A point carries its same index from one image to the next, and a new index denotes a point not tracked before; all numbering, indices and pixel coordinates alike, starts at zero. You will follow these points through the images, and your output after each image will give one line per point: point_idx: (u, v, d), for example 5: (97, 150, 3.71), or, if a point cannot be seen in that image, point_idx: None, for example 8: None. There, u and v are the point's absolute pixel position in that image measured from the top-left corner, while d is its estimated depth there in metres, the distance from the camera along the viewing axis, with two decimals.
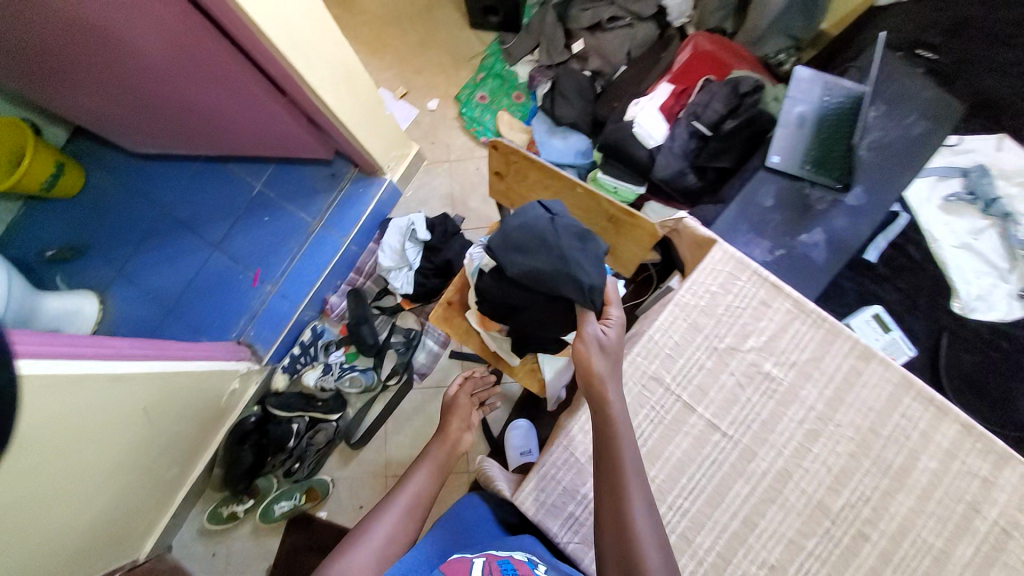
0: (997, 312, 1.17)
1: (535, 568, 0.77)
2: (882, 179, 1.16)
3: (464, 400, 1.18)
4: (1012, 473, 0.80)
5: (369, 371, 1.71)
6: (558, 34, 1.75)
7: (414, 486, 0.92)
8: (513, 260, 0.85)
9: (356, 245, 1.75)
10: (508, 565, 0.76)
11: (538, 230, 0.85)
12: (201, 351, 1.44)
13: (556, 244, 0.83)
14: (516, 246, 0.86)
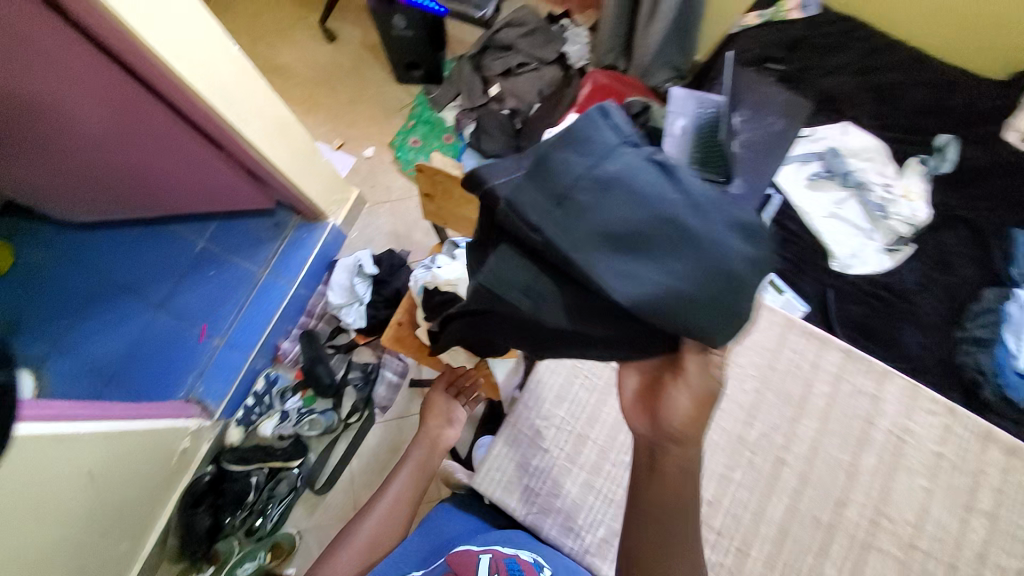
0: (872, 266, 1.29)
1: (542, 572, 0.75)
2: (755, 169, 1.37)
3: (444, 400, 1.22)
4: (892, 386, 0.93)
5: (328, 412, 1.69)
6: (476, 83, 1.97)
7: (398, 485, 1.08)
8: (625, 282, 0.52)
9: (304, 288, 1.79)
10: (513, 563, 0.75)
11: (660, 220, 0.53)
12: (147, 409, 1.40)
13: (697, 249, 0.52)
14: (626, 253, 0.53)
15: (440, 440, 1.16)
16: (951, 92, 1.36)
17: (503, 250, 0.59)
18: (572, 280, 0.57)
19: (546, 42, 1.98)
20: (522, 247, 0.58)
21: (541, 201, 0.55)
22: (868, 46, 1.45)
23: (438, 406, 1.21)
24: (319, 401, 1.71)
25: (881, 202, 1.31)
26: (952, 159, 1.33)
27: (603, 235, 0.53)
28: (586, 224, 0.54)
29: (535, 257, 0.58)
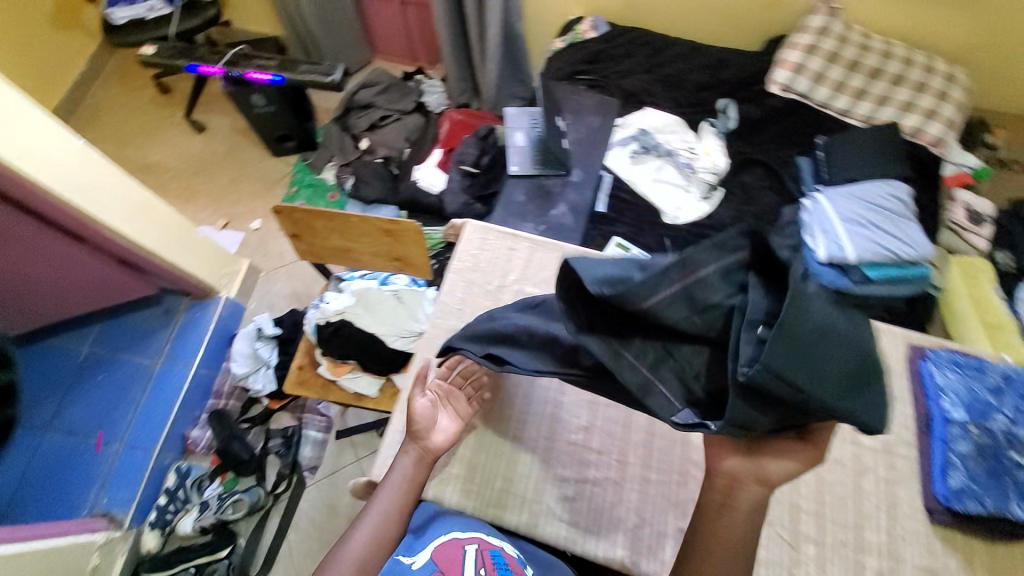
0: (696, 213, 1.50)
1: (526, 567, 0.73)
2: (587, 158, 1.62)
3: (427, 403, 0.82)
4: None
5: (253, 489, 1.58)
6: (347, 139, 2.16)
7: (386, 499, 0.78)
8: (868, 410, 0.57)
9: (206, 368, 1.72)
10: (499, 557, 0.72)
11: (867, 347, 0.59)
12: (45, 530, 1.27)
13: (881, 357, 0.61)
14: (855, 382, 0.58)
15: (431, 446, 0.80)
16: (725, 68, 1.73)
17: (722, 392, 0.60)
18: (773, 401, 0.60)
19: (403, 95, 2.21)
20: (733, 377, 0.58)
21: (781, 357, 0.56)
22: (649, 50, 1.80)
23: (422, 410, 0.81)
24: (243, 479, 1.63)
25: (688, 162, 1.57)
26: (734, 117, 1.65)
27: (844, 374, 0.57)
28: (823, 367, 0.56)
29: (748, 391, 0.59)
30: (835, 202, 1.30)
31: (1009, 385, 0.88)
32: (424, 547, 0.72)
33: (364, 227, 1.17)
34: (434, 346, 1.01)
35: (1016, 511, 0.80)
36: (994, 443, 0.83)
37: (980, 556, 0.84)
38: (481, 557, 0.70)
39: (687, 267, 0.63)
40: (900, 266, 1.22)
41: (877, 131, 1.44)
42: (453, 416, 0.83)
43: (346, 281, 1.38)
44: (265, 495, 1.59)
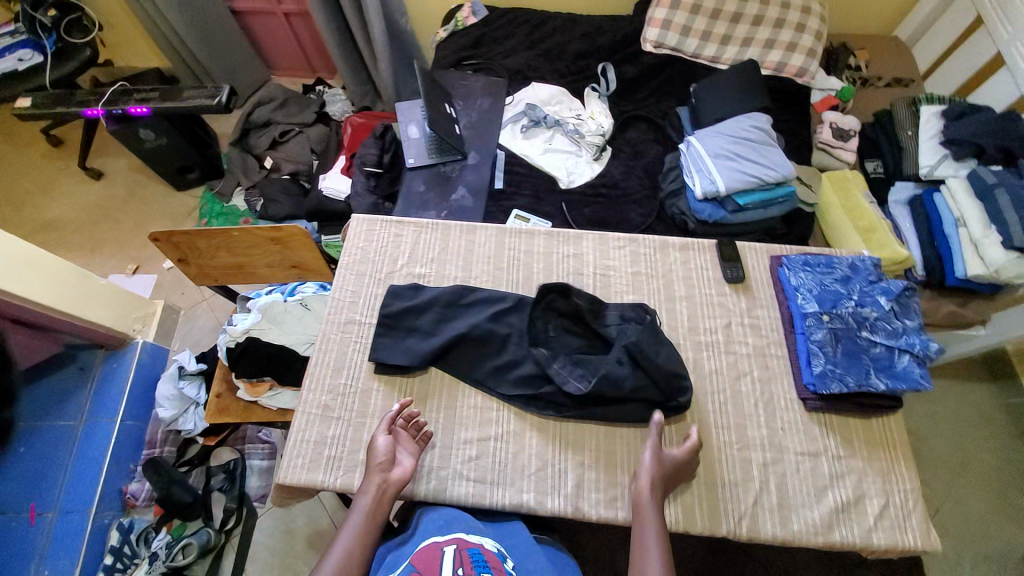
0: (588, 174, 1.57)
1: (504, 562, 0.74)
2: (480, 140, 1.66)
3: (388, 444, 0.84)
4: (591, 241, 1.11)
5: (202, 530, 1.49)
6: (250, 160, 2.12)
7: (341, 545, 0.76)
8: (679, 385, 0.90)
9: (133, 419, 1.63)
10: (478, 554, 0.73)
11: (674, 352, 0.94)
12: None
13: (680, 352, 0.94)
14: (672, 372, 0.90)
15: (391, 483, 0.81)
16: (600, 34, 1.80)
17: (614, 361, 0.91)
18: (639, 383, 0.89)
19: (302, 108, 2.19)
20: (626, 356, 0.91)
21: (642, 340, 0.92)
22: (527, 27, 1.85)
23: (381, 450, 0.83)
24: (191, 523, 1.53)
25: (576, 128, 1.63)
26: (614, 79, 1.71)
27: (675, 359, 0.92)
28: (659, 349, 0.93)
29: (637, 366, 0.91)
30: (705, 142, 1.40)
31: (854, 274, 0.97)
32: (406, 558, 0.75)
33: (251, 238, 1.20)
34: (329, 340, 1.01)
35: (875, 382, 0.87)
36: (846, 326, 0.91)
37: (856, 433, 0.91)
38: (458, 556, 0.71)
39: (597, 309, 0.99)
40: (768, 189, 1.33)
41: (740, 70, 1.53)
42: (412, 451, 0.85)
43: (252, 299, 1.37)
44: (216, 533, 1.51)
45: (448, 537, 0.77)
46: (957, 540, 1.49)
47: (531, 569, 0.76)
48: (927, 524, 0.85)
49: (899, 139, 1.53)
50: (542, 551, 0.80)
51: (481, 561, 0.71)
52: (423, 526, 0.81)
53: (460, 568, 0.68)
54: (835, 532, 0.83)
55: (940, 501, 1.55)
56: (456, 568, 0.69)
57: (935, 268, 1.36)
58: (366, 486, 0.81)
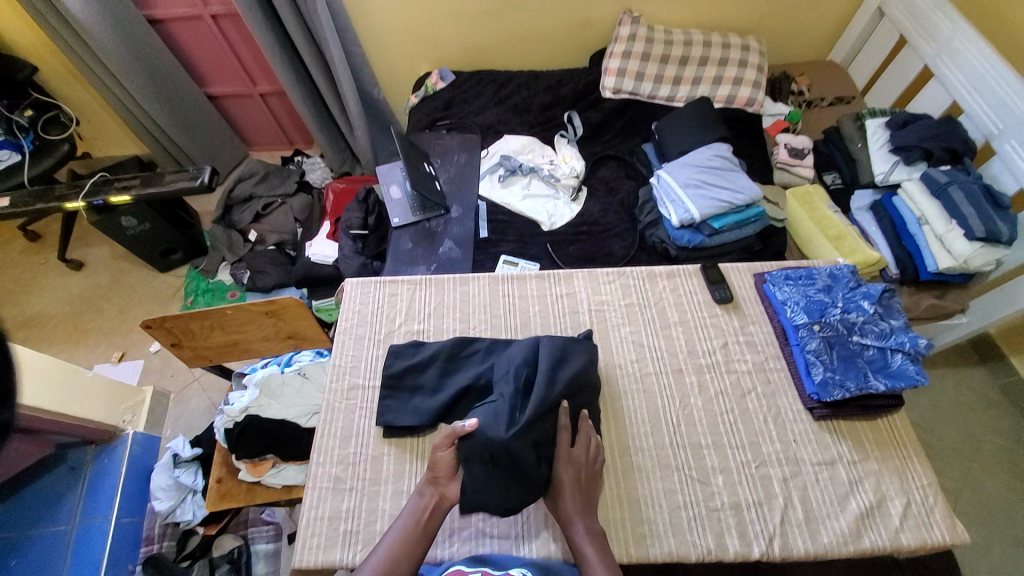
0: (568, 214, 1.63)
1: None
2: (461, 193, 1.73)
3: (453, 457, 0.82)
4: (581, 279, 1.14)
5: None
6: (235, 235, 2.15)
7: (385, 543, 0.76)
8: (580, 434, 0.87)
9: (129, 516, 1.52)
10: None
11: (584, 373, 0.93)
12: None
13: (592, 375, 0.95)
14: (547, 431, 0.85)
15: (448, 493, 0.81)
16: (562, 86, 1.93)
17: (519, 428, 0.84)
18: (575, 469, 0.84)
19: (283, 179, 2.24)
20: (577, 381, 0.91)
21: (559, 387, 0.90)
22: (493, 86, 1.97)
23: (445, 460, 0.81)
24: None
25: (551, 173, 1.71)
26: (580, 125, 1.82)
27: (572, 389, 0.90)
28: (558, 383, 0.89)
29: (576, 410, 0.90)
30: (674, 174, 1.48)
31: (835, 282, 1.02)
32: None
33: (244, 313, 1.19)
34: (335, 409, 1.00)
35: (875, 384, 0.90)
36: (837, 332, 0.95)
37: (865, 435, 0.94)
38: None
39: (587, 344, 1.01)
40: (739, 211, 1.40)
41: (694, 106, 1.66)
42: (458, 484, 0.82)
43: (248, 374, 1.35)
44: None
45: (475, 567, 0.76)
46: (987, 529, 1.49)
47: None
48: (951, 519, 0.87)
49: (850, 151, 1.66)
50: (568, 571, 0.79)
51: None
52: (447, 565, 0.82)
53: None
54: (864, 539, 0.84)
55: (961, 491, 1.55)
56: None
57: (908, 265, 1.43)
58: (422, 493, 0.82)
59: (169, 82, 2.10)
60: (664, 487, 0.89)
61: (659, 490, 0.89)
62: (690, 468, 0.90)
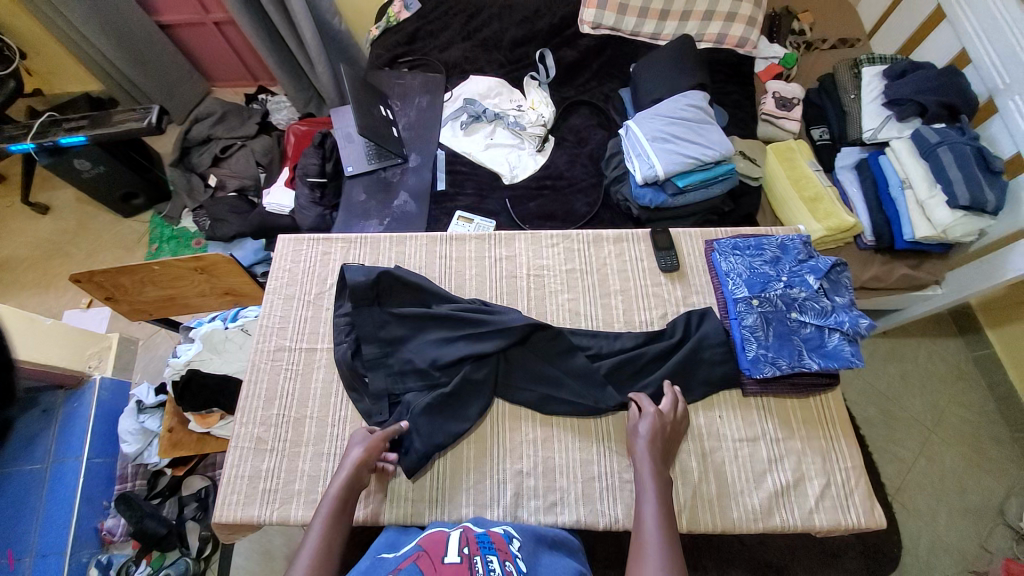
0: (531, 167, 1.53)
1: (510, 540, 0.73)
2: (423, 141, 1.61)
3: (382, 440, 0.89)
4: (520, 244, 1.13)
5: (180, 560, 1.41)
6: (194, 179, 2.05)
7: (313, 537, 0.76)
8: (446, 305, 1.04)
9: (101, 456, 1.51)
10: (484, 537, 0.71)
11: (424, 285, 1.05)
12: None
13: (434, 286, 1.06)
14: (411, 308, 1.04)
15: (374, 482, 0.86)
16: (538, 18, 1.74)
17: (373, 293, 1.02)
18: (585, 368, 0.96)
19: (244, 120, 2.11)
20: (410, 283, 1.04)
21: (400, 288, 1.04)
22: (462, 17, 1.77)
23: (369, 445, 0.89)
24: (170, 554, 1.45)
25: (517, 120, 1.58)
26: (552, 65, 1.66)
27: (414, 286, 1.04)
28: (398, 284, 1.04)
29: (429, 296, 1.05)
30: (642, 125, 1.37)
31: (784, 254, 1.01)
32: (407, 541, 0.78)
33: (174, 270, 1.26)
34: (259, 369, 1.03)
35: (807, 362, 0.91)
36: (776, 309, 0.95)
37: (795, 415, 0.95)
38: (464, 537, 0.70)
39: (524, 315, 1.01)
40: (708, 168, 1.31)
41: (675, 47, 1.49)
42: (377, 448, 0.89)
43: (193, 328, 1.39)
44: (195, 561, 1.44)
45: (456, 525, 0.77)
46: (934, 498, 1.46)
47: (534, 550, 0.75)
48: (869, 501, 0.89)
49: (843, 103, 1.50)
50: (545, 547, 0.78)
51: (487, 543, 0.69)
52: (389, 538, 0.82)
53: (465, 546, 0.68)
54: (776, 517, 0.87)
55: (916, 461, 1.51)
56: (462, 546, 0.68)
57: (885, 232, 1.33)
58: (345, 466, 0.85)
59: (113, 6, 1.91)
60: (581, 458, 0.93)
61: (577, 460, 0.93)
62: (612, 440, 0.94)
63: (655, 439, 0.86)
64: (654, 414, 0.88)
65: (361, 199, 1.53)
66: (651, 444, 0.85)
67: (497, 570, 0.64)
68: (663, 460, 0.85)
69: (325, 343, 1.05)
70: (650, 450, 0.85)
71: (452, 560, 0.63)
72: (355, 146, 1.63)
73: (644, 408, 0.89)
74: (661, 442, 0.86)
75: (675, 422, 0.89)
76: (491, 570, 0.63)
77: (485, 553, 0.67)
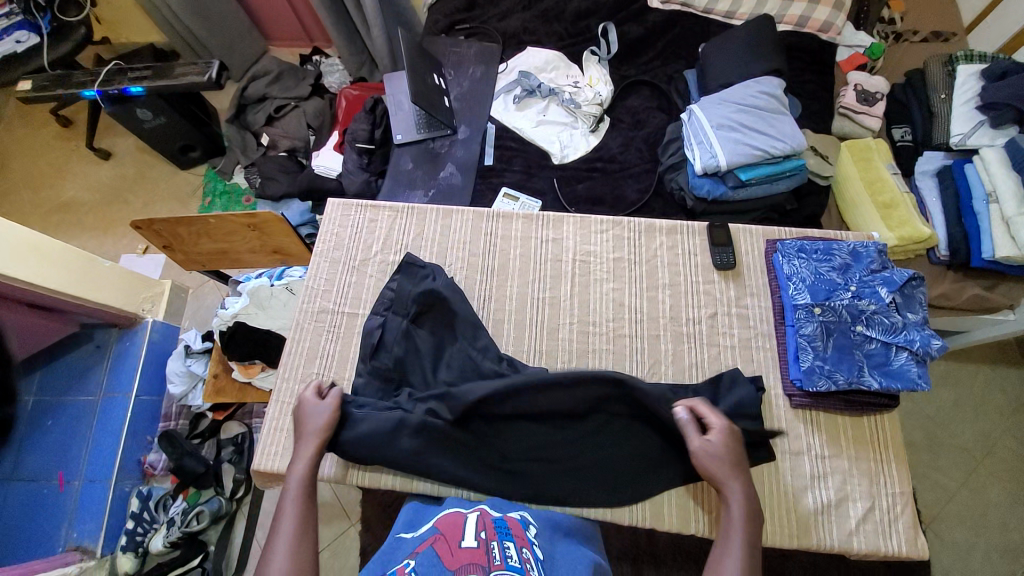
0: (583, 148, 1.48)
1: (528, 527, 0.73)
2: (474, 114, 1.58)
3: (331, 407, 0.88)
4: (567, 227, 1.10)
5: (215, 498, 1.50)
6: (249, 137, 2.10)
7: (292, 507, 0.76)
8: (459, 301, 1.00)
9: (148, 394, 1.62)
10: (501, 522, 0.72)
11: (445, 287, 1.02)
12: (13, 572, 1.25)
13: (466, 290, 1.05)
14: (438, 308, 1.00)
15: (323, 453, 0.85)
16: None
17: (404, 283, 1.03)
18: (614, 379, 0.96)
19: (298, 80, 2.13)
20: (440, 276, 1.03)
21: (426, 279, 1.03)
22: None
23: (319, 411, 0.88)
24: (205, 492, 1.53)
25: (572, 97, 1.52)
26: (615, 40, 1.58)
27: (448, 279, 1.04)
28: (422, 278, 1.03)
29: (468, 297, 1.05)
30: (707, 111, 1.28)
31: (855, 262, 0.94)
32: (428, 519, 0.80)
33: (229, 224, 1.30)
34: (303, 328, 1.05)
35: (867, 380, 0.85)
36: (839, 320, 0.89)
37: (844, 432, 0.90)
38: (481, 521, 0.72)
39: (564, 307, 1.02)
40: (775, 163, 1.22)
41: (752, 28, 1.38)
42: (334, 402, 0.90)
43: (242, 283, 1.45)
44: (227, 502, 1.52)
45: (474, 508, 0.78)
46: (974, 533, 1.37)
47: (552, 540, 0.75)
48: (914, 532, 0.84)
49: (931, 103, 1.37)
50: (564, 537, 0.77)
51: (504, 529, 0.70)
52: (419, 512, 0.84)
53: (482, 530, 0.69)
54: (811, 535, 0.84)
55: (959, 493, 1.41)
56: (478, 531, 0.69)
57: (961, 248, 1.21)
58: (305, 438, 0.85)
59: None
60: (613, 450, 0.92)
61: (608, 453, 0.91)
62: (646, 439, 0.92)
63: (728, 456, 0.80)
64: (720, 426, 0.81)
65: (408, 169, 1.52)
66: (729, 466, 0.79)
67: (513, 557, 0.63)
68: (747, 481, 0.78)
69: (367, 310, 1.06)
70: (734, 474, 0.78)
71: (469, 544, 0.65)
72: (405, 114, 1.61)
73: (715, 423, 0.82)
74: (740, 461, 0.79)
75: (743, 440, 0.83)
76: (508, 557, 0.63)
77: (502, 539, 0.67)
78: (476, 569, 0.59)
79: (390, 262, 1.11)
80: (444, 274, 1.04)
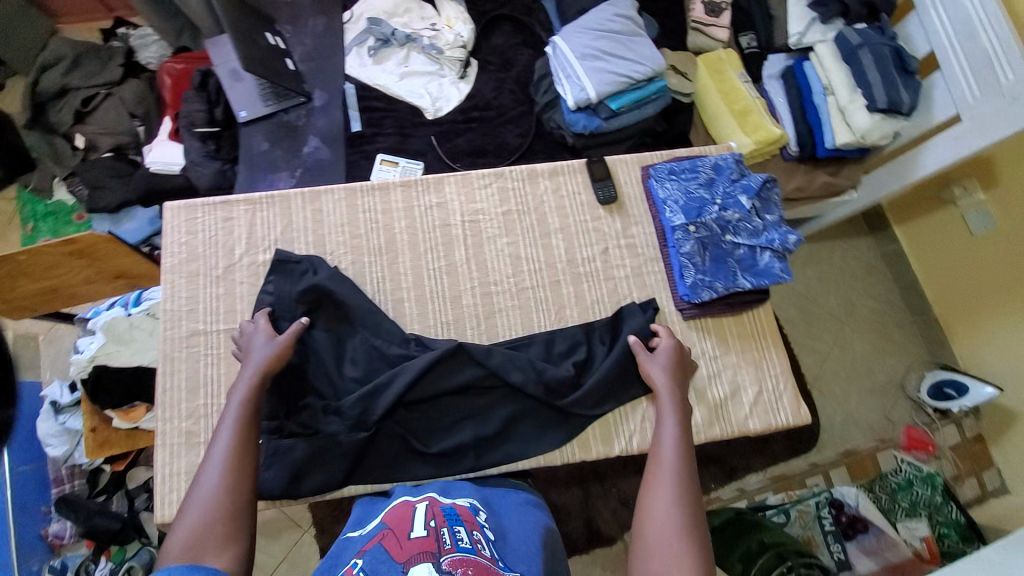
0: (456, 98, 1.39)
1: (477, 512, 0.72)
2: (326, 75, 1.40)
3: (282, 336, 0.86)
4: (450, 187, 1.04)
5: (143, 549, 1.35)
6: (58, 142, 1.69)
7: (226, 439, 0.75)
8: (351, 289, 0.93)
9: (23, 463, 1.34)
10: (450, 510, 0.71)
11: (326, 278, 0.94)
12: None
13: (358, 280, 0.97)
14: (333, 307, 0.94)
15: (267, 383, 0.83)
16: None
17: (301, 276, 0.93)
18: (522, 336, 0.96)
19: (103, 63, 1.71)
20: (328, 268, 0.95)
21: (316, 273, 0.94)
22: None
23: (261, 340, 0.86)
24: (129, 546, 1.37)
25: (432, 42, 1.40)
26: None
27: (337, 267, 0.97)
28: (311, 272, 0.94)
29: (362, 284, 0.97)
30: (569, 42, 1.25)
31: (718, 174, 1.01)
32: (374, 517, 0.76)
33: (44, 258, 1.08)
34: (174, 359, 0.92)
35: (741, 283, 0.95)
36: (711, 233, 0.97)
37: (730, 331, 1.00)
38: (430, 511, 0.70)
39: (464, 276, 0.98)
40: (640, 88, 1.24)
41: None
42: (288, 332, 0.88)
43: (91, 319, 1.21)
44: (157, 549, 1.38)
45: (421, 497, 0.76)
46: (846, 381, 1.65)
47: (507, 519, 0.75)
48: (796, 402, 0.99)
49: (768, 6, 1.47)
50: (523, 514, 0.78)
51: (454, 515, 0.69)
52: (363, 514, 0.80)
53: (431, 519, 0.67)
54: (716, 428, 0.95)
55: (832, 351, 1.68)
56: (428, 520, 0.68)
57: (807, 142, 1.35)
58: (248, 367, 0.82)
59: None
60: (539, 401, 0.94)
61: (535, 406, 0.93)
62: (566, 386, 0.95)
63: (672, 363, 0.90)
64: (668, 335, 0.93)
65: (261, 150, 1.33)
66: (670, 371, 0.89)
67: (465, 540, 0.64)
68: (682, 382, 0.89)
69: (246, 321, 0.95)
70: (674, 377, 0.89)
71: (418, 534, 0.64)
72: (247, 86, 1.38)
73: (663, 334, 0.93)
74: (679, 368, 0.91)
75: (689, 355, 0.95)
76: (459, 540, 0.63)
77: (452, 525, 0.67)
78: (426, 557, 0.59)
79: (260, 263, 0.98)
80: (327, 265, 0.96)
